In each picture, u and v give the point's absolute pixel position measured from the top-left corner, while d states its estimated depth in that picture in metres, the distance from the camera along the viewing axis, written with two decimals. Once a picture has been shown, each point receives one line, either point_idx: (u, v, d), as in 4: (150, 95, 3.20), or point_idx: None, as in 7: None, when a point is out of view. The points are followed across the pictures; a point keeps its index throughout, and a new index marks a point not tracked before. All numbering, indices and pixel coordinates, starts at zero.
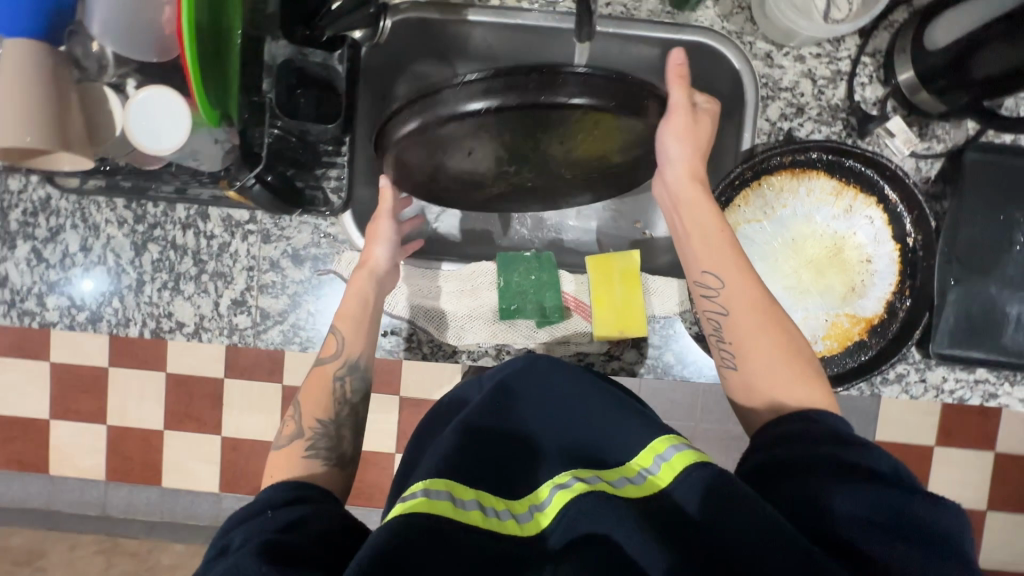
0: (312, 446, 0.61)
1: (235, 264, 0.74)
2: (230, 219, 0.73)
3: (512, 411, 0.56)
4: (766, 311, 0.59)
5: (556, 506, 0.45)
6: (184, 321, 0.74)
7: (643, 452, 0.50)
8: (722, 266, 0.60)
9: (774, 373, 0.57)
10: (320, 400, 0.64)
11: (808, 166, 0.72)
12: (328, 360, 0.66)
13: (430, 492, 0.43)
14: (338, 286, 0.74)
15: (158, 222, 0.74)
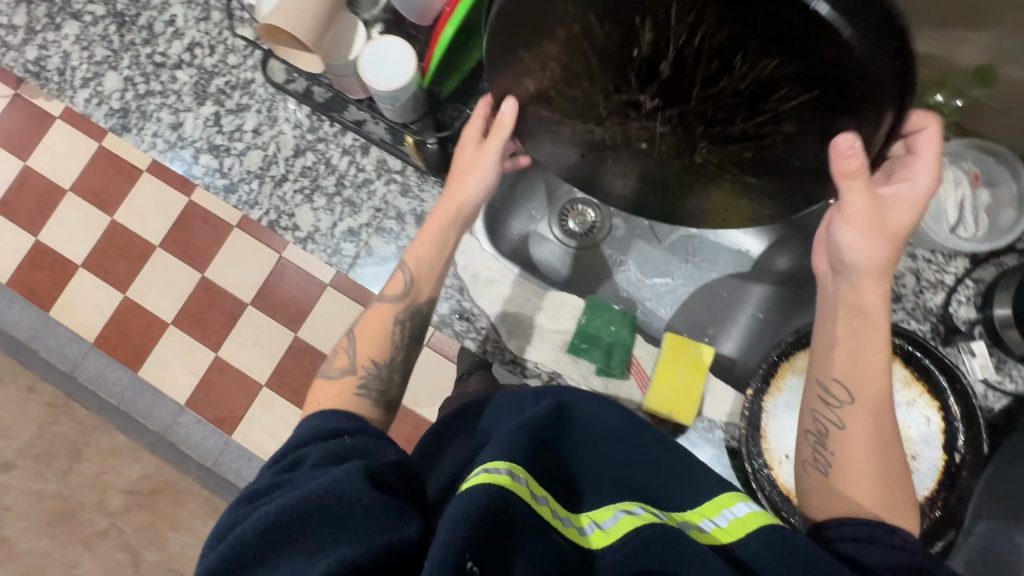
0: (364, 382, 0.64)
1: (368, 201, 0.81)
2: (384, 163, 0.81)
3: (567, 434, 0.52)
4: (885, 444, 0.58)
5: (622, 529, 0.46)
6: (299, 226, 0.81)
7: (709, 502, 0.50)
8: (863, 366, 0.60)
9: (862, 469, 0.57)
10: (377, 342, 0.67)
11: (888, 347, 0.76)
12: (392, 298, 0.69)
13: (513, 473, 0.44)
14: None
15: (325, 139, 0.82)
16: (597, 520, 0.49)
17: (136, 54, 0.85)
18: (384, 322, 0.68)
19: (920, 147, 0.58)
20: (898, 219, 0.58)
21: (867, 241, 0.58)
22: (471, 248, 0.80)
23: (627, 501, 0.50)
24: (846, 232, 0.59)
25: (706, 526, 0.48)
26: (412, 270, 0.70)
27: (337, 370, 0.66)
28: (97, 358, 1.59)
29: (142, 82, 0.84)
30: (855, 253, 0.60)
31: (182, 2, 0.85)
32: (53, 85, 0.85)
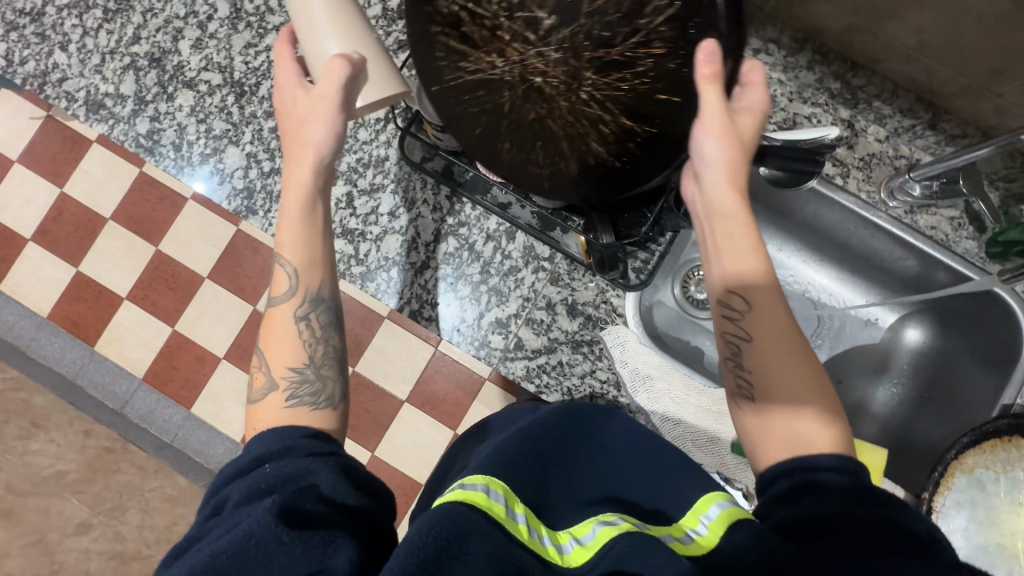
0: (294, 393, 0.59)
1: (515, 289, 0.77)
2: (531, 249, 0.77)
3: (578, 439, 0.65)
4: (792, 341, 0.53)
5: (599, 541, 0.48)
6: (444, 317, 0.77)
7: (690, 511, 0.52)
8: (737, 252, 0.55)
9: (784, 377, 0.51)
10: (289, 348, 0.60)
11: None
12: (281, 299, 0.61)
13: (488, 490, 0.47)
14: (599, 351, 0.76)
15: (467, 223, 0.78)
16: (577, 537, 0.51)
17: (258, 128, 0.79)
18: (284, 324, 0.61)
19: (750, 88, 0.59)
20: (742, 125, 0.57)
21: (712, 120, 0.55)
22: (628, 341, 0.75)
23: (607, 512, 0.53)
24: (704, 143, 0.57)
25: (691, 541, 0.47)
26: (291, 261, 0.61)
27: (258, 395, 0.60)
28: (148, 395, 1.38)
29: (267, 158, 0.78)
30: (715, 144, 0.56)
31: None
32: (169, 162, 0.79)
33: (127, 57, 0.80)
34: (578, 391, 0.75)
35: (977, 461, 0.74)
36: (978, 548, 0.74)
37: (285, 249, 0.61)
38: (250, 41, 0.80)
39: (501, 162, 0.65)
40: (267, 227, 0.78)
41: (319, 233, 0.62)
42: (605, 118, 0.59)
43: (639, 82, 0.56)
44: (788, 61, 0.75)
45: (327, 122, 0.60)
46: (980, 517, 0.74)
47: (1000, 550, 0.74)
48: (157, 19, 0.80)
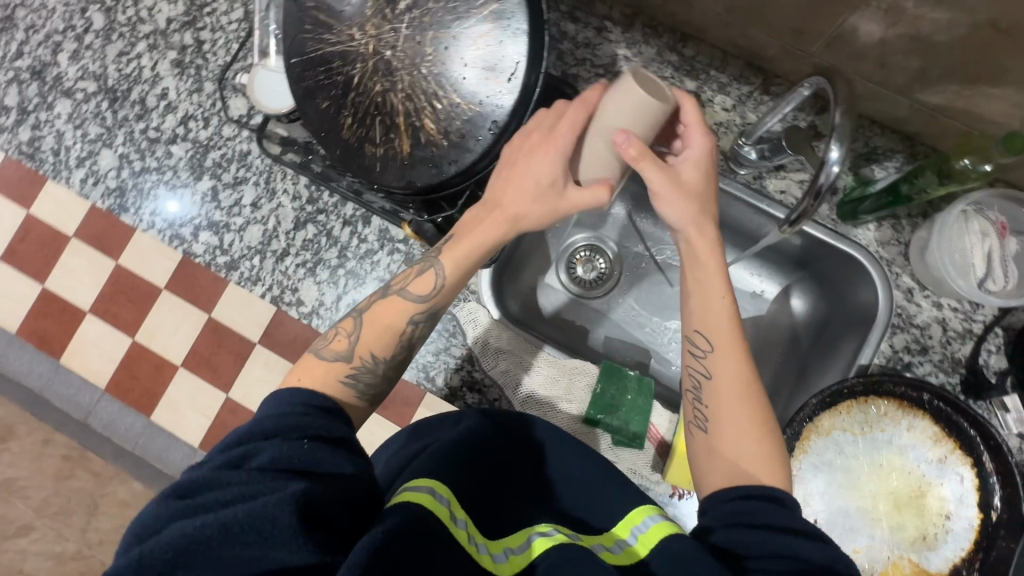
0: (355, 371, 0.57)
1: (372, 271, 0.79)
2: (386, 232, 0.80)
3: (516, 440, 0.62)
4: (751, 391, 0.56)
5: (533, 551, 0.47)
6: (303, 301, 0.79)
7: (621, 523, 0.53)
8: (705, 296, 0.59)
9: (733, 410, 0.55)
10: (382, 338, 0.59)
11: (916, 404, 0.73)
12: (412, 296, 0.60)
13: (434, 492, 0.46)
14: (453, 327, 0.77)
15: (325, 210, 0.80)
16: (510, 547, 0.49)
17: (130, 131, 0.83)
18: (397, 316, 0.59)
19: (694, 132, 0.59)
20: (687, 175, 0.60)
21: (680, 200, 0.59)
22: (478, 316, 0.77)
23: (542, 524, 0.51)
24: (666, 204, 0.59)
25: (619, 548, 0.49)
26: (447, 276, 0.60)
27: (329, 352, 0.57)
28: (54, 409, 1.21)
29: (138, 159, 0.83)
30: (654, 188, 0.58)
31: (173, 75, 0.84)
32: (48, 166, 0.84)
33: (11, 71, 0.86)
34: (433, 367, 0.77)
35: (831, 423, 0.73)
36: (838, 509, 0.73)
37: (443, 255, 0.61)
38: (122, 50, 0.85)
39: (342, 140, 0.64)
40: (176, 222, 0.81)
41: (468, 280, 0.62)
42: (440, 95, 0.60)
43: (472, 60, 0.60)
44: (625, 37, 0.76)
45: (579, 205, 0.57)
46: (841, 480, 0.73)
47: (861, 514, 0.73)
48: (38, 35, 0.86)
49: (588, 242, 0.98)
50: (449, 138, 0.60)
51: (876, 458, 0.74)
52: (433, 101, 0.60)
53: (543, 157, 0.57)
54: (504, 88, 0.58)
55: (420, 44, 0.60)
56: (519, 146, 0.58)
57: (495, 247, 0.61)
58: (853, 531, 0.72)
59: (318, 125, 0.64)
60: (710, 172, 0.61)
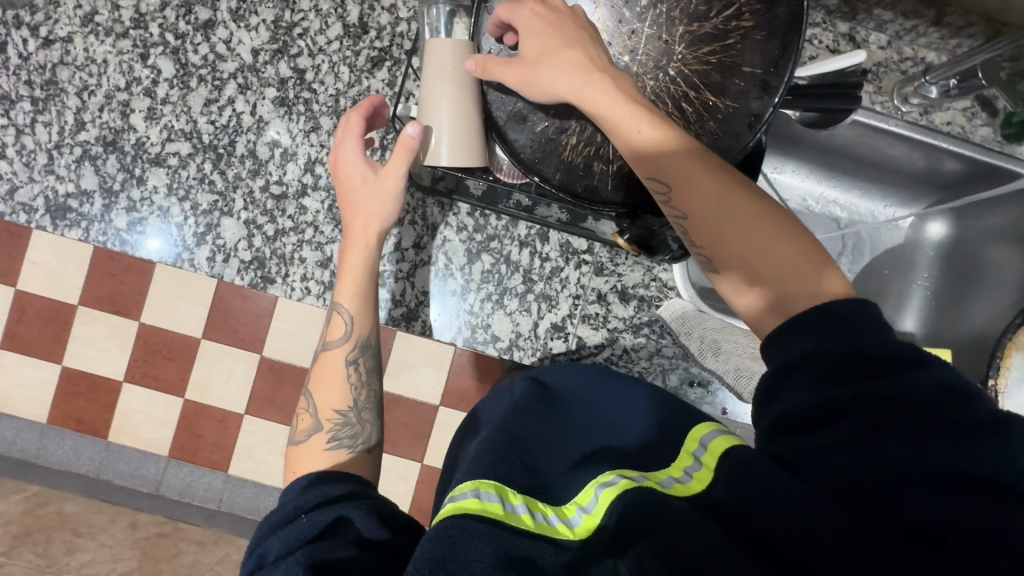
0: (334, 436, 0.61)
1: (563, 290, 0.75)
2: (568, 246, 0.75)
3: (557, 403, 0.58)
4: (743, 204, 0.47)
5: (601, 505, 0.44)
6: (499, 336, 0.75)
7: (682, 452, 0.50)
8: (616, 121, 0.50)
9: (744, 239, 0.47)
10: (336, 390, 0.64)
11: None
12: (333, 344, 0.65)
13: (479, 493, 0.41)
14: (660, 329, 0.75)
15: (497, 235, 0.74)
16: (583, 505, 0.45)
17: (248, 191, 0.72)
18: (333, 366, 0.65)
19: (518, 9, 0.53)
20: (530, 48, 0.53)
21: (632, 103, 0.50)
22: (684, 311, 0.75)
23: (604, 473, 0.48)
24: (626, 116, 0.49)
25: (688, 477, 0.46)
26: (349, 311, 0.65)
27: (301, 435, 0.63)
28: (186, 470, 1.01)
29: (268, 222, 0.72)
30: (575, 85, 0.51)
31: (281, 116, 0.72)
32: (166, 252, 0.73)
33: (77, 147, 0.71)
34: (649, 372, 0.75)
35: None
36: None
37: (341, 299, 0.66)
38: (209, 97, 0.72)
39: (564, 162, 0.58)
40: (167, 250, 0.72)
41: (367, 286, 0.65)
42: (688, 93, 0.53)
43: (720, 48, 0.52)
44: None
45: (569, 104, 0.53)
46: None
47: None
48: (97, 96, 0.71)
49: None
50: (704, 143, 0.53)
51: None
52: (682, 102, 0.53)
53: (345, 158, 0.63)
54: (772, 78, 0.51)
55: (668, 42, 0.53)
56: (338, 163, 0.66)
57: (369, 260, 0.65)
58: None
59: (532, 152, 0.57)
60: (573, 24, 0.53)
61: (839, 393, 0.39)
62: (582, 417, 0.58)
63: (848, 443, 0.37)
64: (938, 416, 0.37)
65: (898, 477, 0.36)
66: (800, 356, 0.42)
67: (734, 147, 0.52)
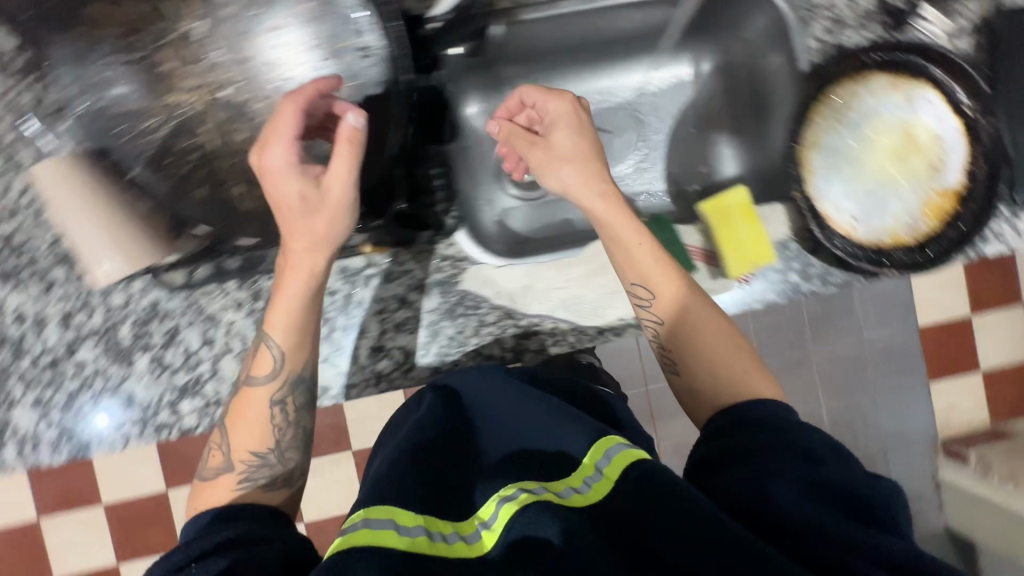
0: (245, 478, 0.60)
1: (365, 312, 0.73)
2: (347, 269, 0.72)
3: (462, 415, 0.61)
4: (674, 274, 0.66)
5: (502, 521, 0.46)
6: (327, 384, 0.73)
7: (585, 460, 0.51)
8: (624, 249, 0.65)
9: (712, 329, 0.65)
10: (254, 430, 0.62)
11: (867, 68, 0.76)
12: (259, 378, 0.62)
13: (368, 522, 0.44)
14: (472, 301, 0.74)
15: (276, 293, 0.72)
16: (484, 520, 0.48)
17: (21, 375, 0.70)
18: (257, 407, 0.62)
19: (549, 101, 0.67)
20: (562, 142, 0.66)
21: (629, 219, 0.65)
22: (486, 275, 0.73)
23: (506, 486, 0.50)
24: (619, 227, 0.64)
25: (586, 487, 0.48)
26: (277, 343, 0.62)
27: (209, 470, 0.61)
28: None
29: (57, 393, 0.70)
30: (575, 184, 0.65)
31: (8, 291, 0.69)
32: None
33: None
34: (483, 344, 0.74)
35: (816, 133, 0.77)
36: (864, 195, 0.78)
37: (273, 330, 0.62)
38: None
39: None
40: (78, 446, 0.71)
41: (313, 308, 0.64)
42: None
43: None
44: None
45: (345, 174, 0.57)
46: (849, 173, 0.78)
47: (880, 186, 0.78)
48: None
49: None
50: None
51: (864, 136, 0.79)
52: None
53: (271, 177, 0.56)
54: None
55: None
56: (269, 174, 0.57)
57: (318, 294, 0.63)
58: (886, 201, 0.78)
59: None
60: (587, 117, 0.68)
61: (729, 448, 0.55)
62: (502, 417, 0.59)
63: (752, 458, 0.52)
64: (827, 471, 0.52)
65: (799, 535, 0.46)
66: (722, 442, 0.57)
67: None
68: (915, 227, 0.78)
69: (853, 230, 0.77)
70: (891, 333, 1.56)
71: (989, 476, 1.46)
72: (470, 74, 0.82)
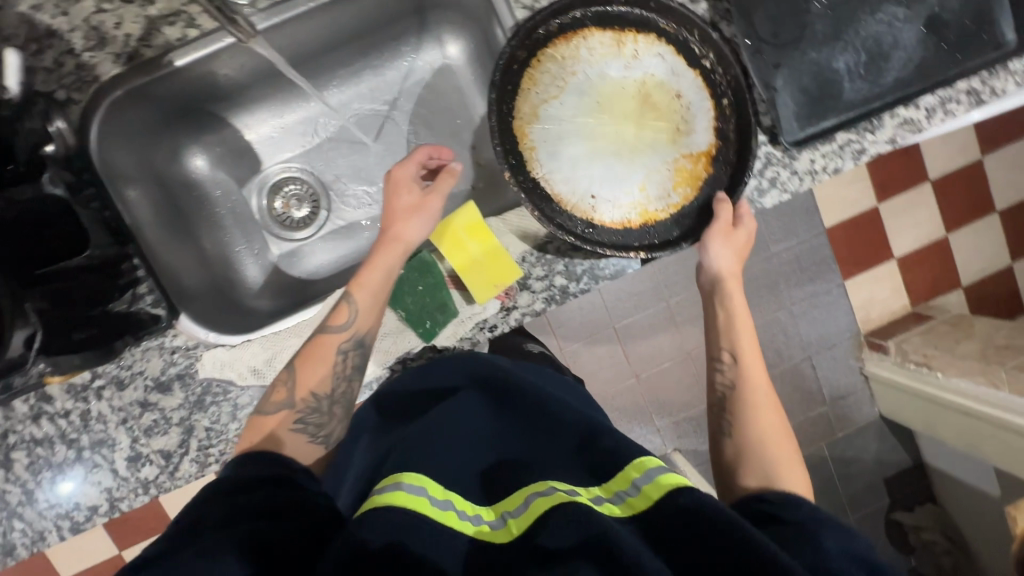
0: (300, 419, 0.61)
1: (109, 425, 0.68)
2: (73, 387, 0.67)
3: (520, 407, 0.58)
4: (772, 404, 0.64)
5: (534, 512, 0.43)
6: (95, 505, 0.70)
7: (620, 473, 0.47)
8: (738, 323, 0.67)
9: (758, 422, 0.62)
10: (319, 372, 0.62)
11: (578, 27, 0.69)
12: (333, 330, 0.62)
13: (400, 489, 0.46)
14: (219, 387, 0.69)
15: (8, 428, 0.67)
16: (507, 510, 0.47)
17: None
18: (325, 352, 0.62)
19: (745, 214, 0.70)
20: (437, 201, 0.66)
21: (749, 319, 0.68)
22: (222, 357, 0.68)
23: (540, 482, 0.47)
24: (733, 291, 0.69)
25: (619, 497, 0.45)
26: (361, 308, 0.63)
27: (269, 404, 0.61)
28: None
29: None
30: (722, 264, 0.69)
31: None
32: None
33: None
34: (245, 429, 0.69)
35: (533, 103, 0.70)
36: (601, 170, 0.71)
37: (360, 287, 0.64)
38: None
39: None
40: (6, 553, 0.70)
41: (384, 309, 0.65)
42: None
43: None
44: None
45: (424, 220, 0.66)
46: (585, 147, 0.71)
47: (621, 161, 0.71)
48: None
49: (266, 189, 0.84)
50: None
51: (592, 104, 0.71)
52: None
53: (411, 164, 0.68)
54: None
55: None
56: (398, 180, 0.67)
57: (393, 281, 0.65)
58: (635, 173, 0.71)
59: None
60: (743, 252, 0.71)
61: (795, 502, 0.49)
62: (552, 412, 0.56)
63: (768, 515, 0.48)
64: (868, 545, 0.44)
65: None
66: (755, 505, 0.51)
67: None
68: (667, 198, 0.71)
69: (595, 210, 0.70)
70: (799, 245, 1.44)
71: (906, 363, 1.35)
72: (176, 125, 0.75)
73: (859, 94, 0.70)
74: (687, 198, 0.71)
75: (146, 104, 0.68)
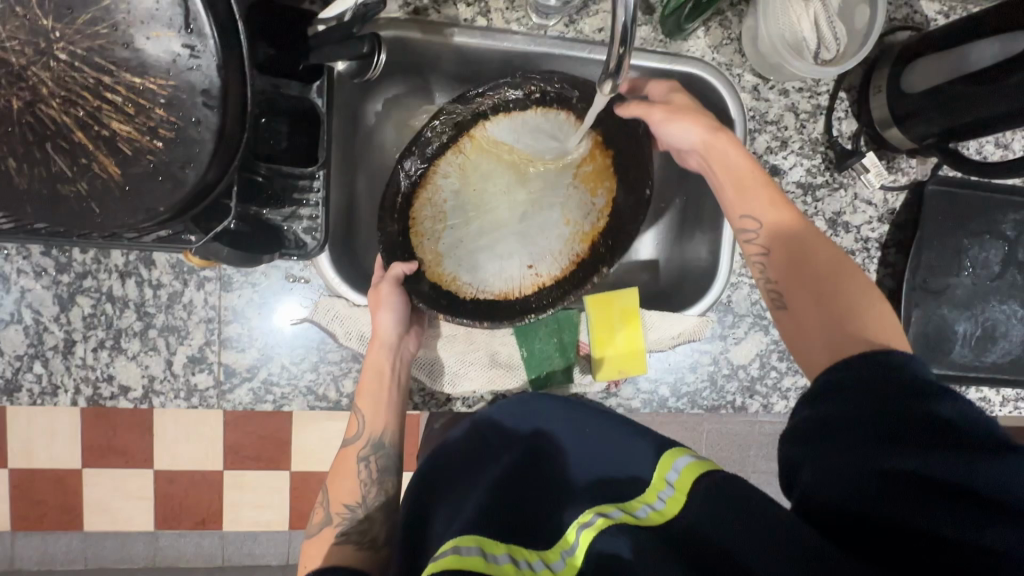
0: (342, 529, 0.62)
1: (191, 317, 0.64)
2: (180, 265, 0.63)
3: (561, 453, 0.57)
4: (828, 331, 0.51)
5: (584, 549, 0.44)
6: (129, 386, 0.64)
7: (656, 473, 0.50)
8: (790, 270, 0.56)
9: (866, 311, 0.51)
10: (344, 486, 0.64)
11: (427, 163, 0.71)
12: (352, 439, 0.65)
13: (458, 548, 0.43)
14: (319, 334, 0.67)
15: (89, 270, 0.62)
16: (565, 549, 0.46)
17: None
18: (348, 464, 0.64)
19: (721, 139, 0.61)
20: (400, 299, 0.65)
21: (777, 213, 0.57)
22: (337, 311, 0.66)
23: (603, 504, 0.49)
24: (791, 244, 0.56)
25: (646, 509, 0.46)
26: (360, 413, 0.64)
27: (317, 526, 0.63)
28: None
29: None
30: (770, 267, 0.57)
31: None
32: None
33: None
34: (319, 385, 0.67)
35: (427, 247, 0.72)
36: (515, 236, 0.76)
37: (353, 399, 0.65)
38: None
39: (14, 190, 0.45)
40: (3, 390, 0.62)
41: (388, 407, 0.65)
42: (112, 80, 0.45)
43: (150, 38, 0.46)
44: None
45: (390, 314, 0.65)
46: (490, 228, 0.75)
47: (529, 208, 0.76)
48: None
49: None
50: (163, 135, 0.43)
51: (470, 208, 0.75)
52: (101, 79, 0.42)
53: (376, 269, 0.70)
54: (194, 41, 0.41)
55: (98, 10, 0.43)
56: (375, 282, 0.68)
57: (382, 382, 0.65)
58: (766, 330, 0.74)
59: None
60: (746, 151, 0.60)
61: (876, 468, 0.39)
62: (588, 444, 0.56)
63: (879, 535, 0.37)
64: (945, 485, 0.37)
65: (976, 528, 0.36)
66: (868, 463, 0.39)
67: (199, 133, 0.43)
68: (593, 206, 0.75)
69: (541, 276, 0.75)
70: None
71: None
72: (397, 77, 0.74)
73: (962, 359, 0.79)
74: (608, 194, 0.74)
75: (400, 53, 0.69)
